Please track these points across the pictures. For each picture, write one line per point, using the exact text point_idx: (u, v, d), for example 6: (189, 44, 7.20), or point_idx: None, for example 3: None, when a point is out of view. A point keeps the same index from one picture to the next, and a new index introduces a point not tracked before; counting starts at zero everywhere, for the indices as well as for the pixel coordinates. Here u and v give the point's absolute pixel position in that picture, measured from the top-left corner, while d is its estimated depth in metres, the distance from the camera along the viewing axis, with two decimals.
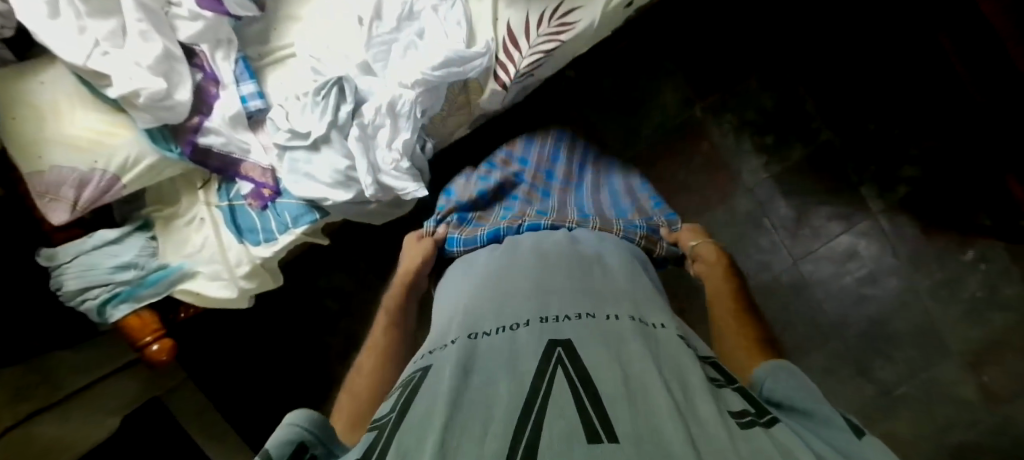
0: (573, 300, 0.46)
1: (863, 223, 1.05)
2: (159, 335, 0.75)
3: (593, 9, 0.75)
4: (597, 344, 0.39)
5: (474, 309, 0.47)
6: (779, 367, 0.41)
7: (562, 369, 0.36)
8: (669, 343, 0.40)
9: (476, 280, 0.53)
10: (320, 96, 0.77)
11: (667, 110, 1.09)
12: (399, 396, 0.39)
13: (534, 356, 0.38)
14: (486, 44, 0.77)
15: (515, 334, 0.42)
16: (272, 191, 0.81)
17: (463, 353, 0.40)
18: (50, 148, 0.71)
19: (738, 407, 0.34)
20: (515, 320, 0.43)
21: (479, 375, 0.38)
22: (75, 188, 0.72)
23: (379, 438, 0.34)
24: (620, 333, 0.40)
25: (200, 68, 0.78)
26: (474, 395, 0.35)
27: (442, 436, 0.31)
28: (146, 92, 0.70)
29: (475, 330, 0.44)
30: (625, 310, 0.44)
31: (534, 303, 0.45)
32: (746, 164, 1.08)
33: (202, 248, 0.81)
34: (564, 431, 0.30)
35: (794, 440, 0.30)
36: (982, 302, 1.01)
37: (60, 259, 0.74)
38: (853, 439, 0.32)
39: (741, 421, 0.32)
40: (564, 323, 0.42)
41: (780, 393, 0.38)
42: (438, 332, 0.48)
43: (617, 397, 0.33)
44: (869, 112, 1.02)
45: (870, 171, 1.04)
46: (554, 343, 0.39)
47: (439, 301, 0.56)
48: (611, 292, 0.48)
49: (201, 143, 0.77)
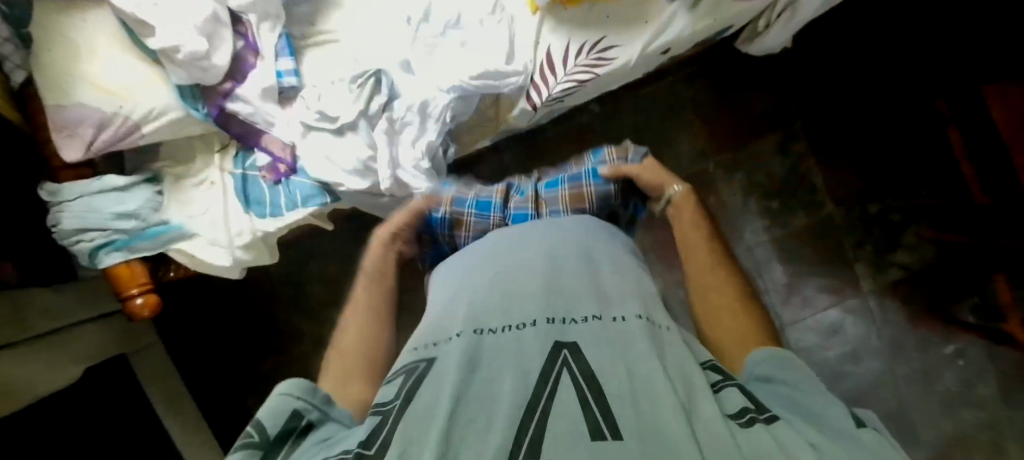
0: (582, 299, 0.45)
1: (852, 300, 1.08)
2: (145, 289, 0.74)
3: (632, 49, 0.77)
4: (603, 346, 0.39)
5: (478, 298, 0.47)
6: (778, 352, 0.41)
7: (567, 371, 0.36)
8: (675, 347, 0.41)
9: (484, 265, 0.53)
10: (356, 84, 0.80)
11: (682, 160, 1.11)
12: (404, 383, 0.40)
13: (538, 355, 0.38)
14: (525, 65, 0.79)
15: (521, 330, 0.41)
16: (288, 168, 0.81)
17: (467, 347, 0.40)
18: (78, 85, 0.71)
19: (738, 405, 0.35)
20: (521, 318, 0.43)
21: (483, 371, 0.38)
22: (94, 128, 0.71)
23: (379, 427, 0.36)
24: (628, 334, 0.40)
25: (242, 36, 0.79)
26: (477, 391, 0.36)
27: (445, 432, 0.32)
28: (186, 50, 0.71)
29: (480, 326, 0.43)
30: (634, 307, 0.44)
31: (542, 295, 0.45)
32: (749, 224, 1.10)
33: (205, 212, 0.80)
34: (569, 429, 0.31)
35: (795, 438, 0.31)
36: (954, 396, 1.03)
37: (62, 196, 0.72)
38: (851, 426, 0.33)
39: (742, 419, 0.33)
40: (572, 325, 0.42)
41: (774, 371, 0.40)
42: (442, 319, 0.48)
43: (621, 399, 0.34)
44: (872, 195, 1.06)
45: (866, 251, 1.07)
46: (560, 345, 0.39)
47: (446, 278, 0.57)
48: (621, 291, 0.47)
49: (229, 108, 0.78)
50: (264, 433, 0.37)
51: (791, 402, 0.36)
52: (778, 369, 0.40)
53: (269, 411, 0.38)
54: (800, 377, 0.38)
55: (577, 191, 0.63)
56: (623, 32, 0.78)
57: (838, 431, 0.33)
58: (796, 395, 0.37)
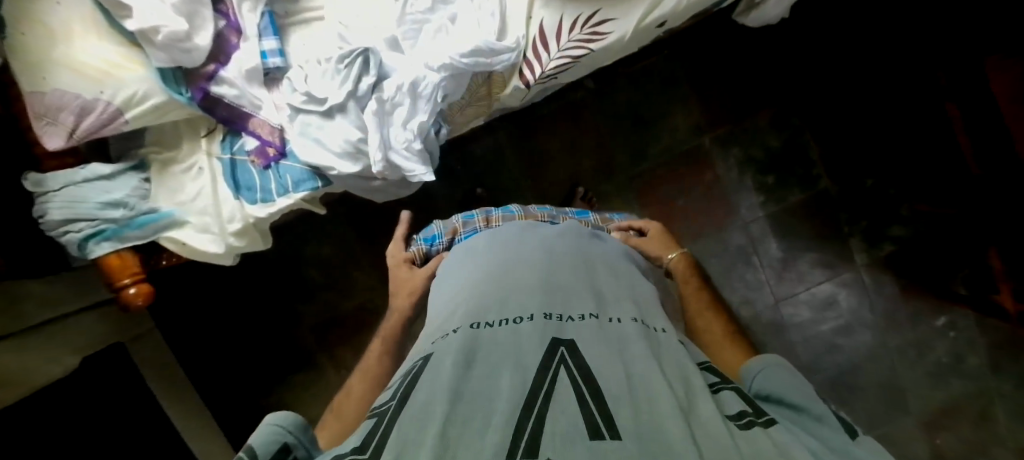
0: (580, 298, 0.46)
1: (846, 274, 1.08)
2: (137, 279, 0.74)
3: (629, 21, 0.75)
4: (600, 344, 0.40)
5: (475, 299, 0.48)
6: (775, 363, 0.42)
7: (564, 369, 0.37)
8: (670, 346, 0.41)
9: (482, 267, 0.54)
10: (343, 64, 0.76)
11: (678, 135, 1.10)
12: (402, 384, 0.40)
13: (537, 353, 0.39)
14: (518, 41, 0.77)
15: (519, 327, 0.43)
16: (277, 152, 0.79)
17: (465, 345, 0.41)
18: (55, 70, 0.68)
19: (737, 408, 0.35)
20: (518, 314, 0.44)
21: (481, 367, 0.39)
22: (75, 115, 0.69)
23: (378, 428, 0.36)
24: (624, 335, 0.42)
25: (224, 15, 0.77)
26: (475, 387, 0.37)
27: (444, 428, 0.32)
28: (166, 31, 0.69)
29: (479, 320, 0.45)
30: (628, 311, 0.46)
31: (538, 296, 0.46)
32: (745, 199, 1.10)
33: (194, 199, 0.79)
34: (567, 425, 0.32)
35: (791, 440, 0.32)
36: (945, 367, 1.05)
37: (47, 186, 0.71)
38: (845, 437, 0.33)
39: (740, 422, 0.33)
40: (568, 323, 0.43)
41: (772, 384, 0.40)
42: (441, 321, 0.49)
43: (620, 398, 0.34)
44: (867, 168, 1.05)
45: (861, 224, 1.07)
46: (558, 341, 0.40)
47: (444, 280, 0.58)
48: (617, 294, 0.48)
49: (213, 91, 0.76)
50: None
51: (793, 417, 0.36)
52: (778, 384, 0.40)
53: (262, 441, 0.36)
54: (802, 391, 0.38)
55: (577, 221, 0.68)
56: (619, 6, 0.76)
57: (836, 448, 0.33)
58: (795, 413, 0.36)
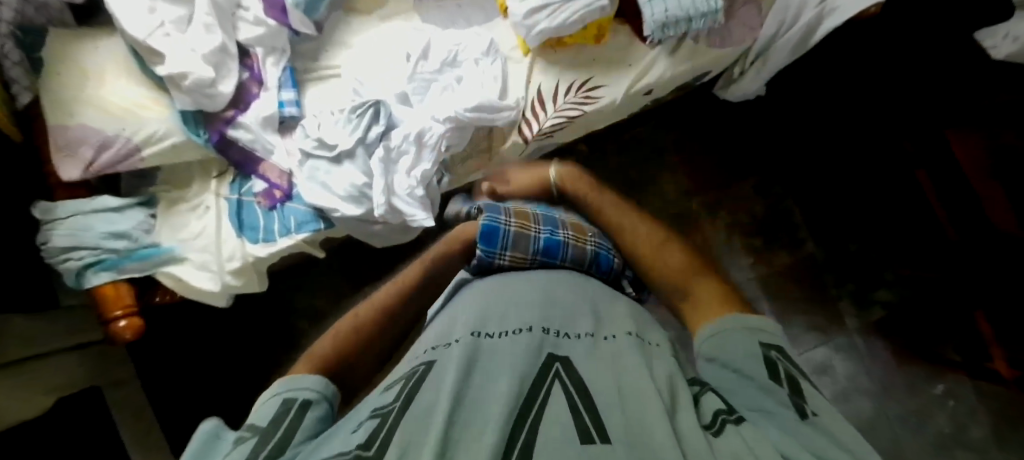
0: (577, 317, 0.47)
1: (838, 338, 1.09)
2: (129, 311, 0.73)
3: (618, 89, 0.84)
4: (596, 363, 0.40)
5: (473, 313, 0.47)
6: (733, 325, 0.42)
7: (559, 383, 0.37)
8: (664, 360, 0.42)
9: (481, 285, 0.53)
10: (355, 115, 0.83)
11: (668, 198, 1.15)
12: (401, 383, 0.39)
13: (535, 364, 0.39)
14: (518, 100, 0.84)
15: (517, 337, 0.42)
16: (283, 194, 0.83)
17: (466, 351, 0.40)
18: (83, 107, 0.73)
19: (712, 409, 0.36)
20: (517, 327, 0.44)
21: (481, 372, 0.38)
22: (94, 149, 0.73)
23: (383, 421, 0.33)
24: (620, 349, 0.42)
25: (249, 67, 0.84)
26: (476, 392, 0.36)
27: (445, 434, 0.31)
28: (193, 77, 0.74)
29: (479, 330, 0.44)
30: (624, 327, 0.46)
31: (536, 312, 0.46)
32: (735, 262, 1.12)
33: (198, 236, 0.80)
34: (559, 437, 0.32)
35: (765, 435, 0.32)
36: (948, 438, 1.02)
37: (55, 214, 0.73)
38: (798, 423, 0.33)
39: (713, 429, 0.34)
40: (564, 339, 0.43)
41: (725, 349, 0.40)
42: (440, 327, 0.48)
43: (613, 411, 0.34)
44: (849, 234, 1.11)
45: (848, 288, 1.10)
46: (554, 357, 0.41)
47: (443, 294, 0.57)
48: (612, 313, 0.49)
49: (229, 134, 0.80)
50: (253, 429, 0.33)
51: (743, 377, 0.38)
52: (724, 339, 0.41)
53: (257, 411, 0.35)
54: (745, 346, 0.40)
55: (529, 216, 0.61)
56: (609, 74, 0.85)
57: (796, 431, 0.33)
58: (747, 387, 0.37)
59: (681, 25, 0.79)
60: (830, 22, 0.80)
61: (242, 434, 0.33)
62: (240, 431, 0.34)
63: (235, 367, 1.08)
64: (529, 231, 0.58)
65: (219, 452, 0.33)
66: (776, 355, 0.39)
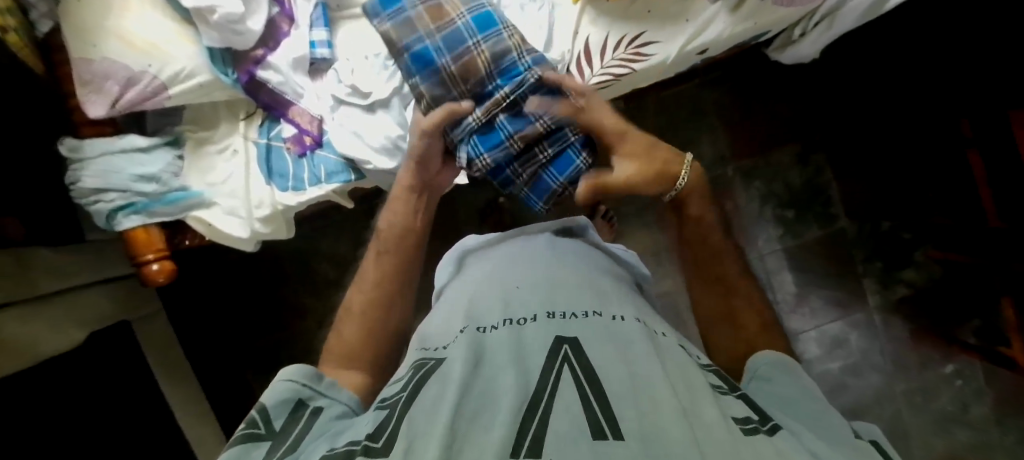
0: (583, 301, 0.49)
1: (858, 315, 1.10)
2: (161, 255, 0.73)
3: (671, 46, 0.78)
4: (603, 342, 0.42)
5: (480, 305, 0.51)
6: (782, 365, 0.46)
7: (568, 364, 0.39)
8: (671, 349, 0.44)
9: (490, 273, 0.57)
10: (392, 61, 0.76)
11: (702, 163, 1.10)
12: (411, 379, 0.42)
13: (542, 353, 0.41)
14: (562, 55, 0.80)
15: (523, 328, 0.45)
16: (313, 141, 0.79)
17: (470, 346, 0.43)
18: (102, 37, 0.68)
19: (743, 414, 0.37)
20: (523, 315, 0.47)
21: (487, 367, 0.41)
22: (120, 85, 0.69)
23: (387, 420, 0.37)
24: (625, 333, 0.44)
25: (279, 2, 0.76)
26: (481, 386, 0.39)
27: (450, 425, 0.34)
28: (222, 11, 0.68)
29: (482, 324, 0.47)
30: (630, 312, 0.48)
31: (544, 299, 0.49)
32: (764, 231, 1.10)
33: (225, 181, 0.78)
34: (570, 425, 0.33)
35: (792, 447, 0.34)
36: (949, 415, 1.07)
37: (83, 153, 0.70)
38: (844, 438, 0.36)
39: (746, 428, 0.35)
40: (571, 321, 0.46)
41: (773, 372, 0.46)
42: (449, 320, 0.52)
43: (623, 395, 0.36)
44: (886, 211, 1.08)
45: (876, 265, 1.09)
46: (562, 340, 0.42)
47: (454, 286, 0.61)
48: (619, 296, 0.51)
49: (259, 76, 0.76)
50: (271, 426, 0.42)
51: (792, 409, 0.41)
52: (776, 372, 0.45)
53: (273, 395, 0.44)
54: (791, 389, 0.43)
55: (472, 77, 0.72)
56: (664, 29, 0.79)
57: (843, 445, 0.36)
58: (799, 402, 0.42)
59: None
60: None
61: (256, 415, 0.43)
62: (255, 412, 0.43)
63: None
64: (451, 89, 0.73)
65: (238, 431, 0.42)
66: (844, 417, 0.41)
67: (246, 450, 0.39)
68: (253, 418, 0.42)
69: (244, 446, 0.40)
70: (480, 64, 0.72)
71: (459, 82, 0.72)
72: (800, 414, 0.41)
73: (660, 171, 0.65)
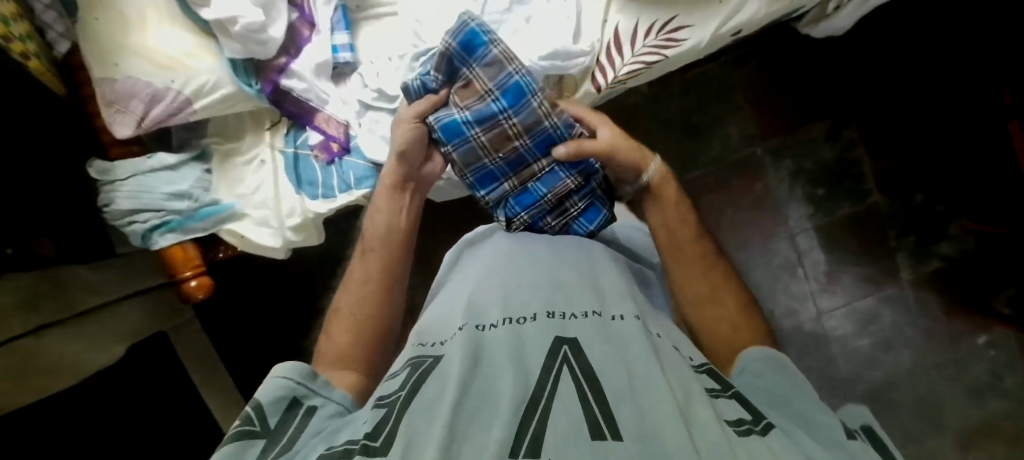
0: (582, 298, 0.48)
1: (890, 290, 1.09)
2: (199, 272, 0.73)
3: (705, 30, 0.76)
4: (602, 344, 0.41)
5: (478, 302, 0.50)
6: (772, 362, 0.46)
7: (567, 368, 0.38)
8: (669, 350, 0.43)
9: (486, 270, 0.56)
10: (419, 62, 0.73)
11: (730, 143, 1.08)
12: (410, 377, 0.41)
13: (541, 353, 0.40)
14: (592, 45, 0.77)
15: (521, 328, 0.44)
16: (341, 147, 0.78)
17: (470, 344, 0.42)
18: (126, 56, 0.67)
19: (736, 416, 0.37)
20: (522, 314, 0.46)
21: (486, 366, 0.40)
22: (145, 103, 0.68)
23: (386, 418, 0.37)
24: (623, 332, 0.43)
25: (298, 7, 0.74)
26: (480, 386, 0.38)
27: (449, 427, 0.33)
28: (243, 21, 0.66)
29: (480, 323, 0.46)
30: (629, 309, 0.47)
31: (542, 298, 0.48)
32: (793, 209, 1.09)
33: (255, 192, 0.77)
34: (567, 427, 0.32)
35: (788, 449, 0.33)
36: (984, 385, 1.07)
37: (114, 175, 0.69)
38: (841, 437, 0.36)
39: (740, 429, 0.35)
40: (570, 321, 0.45)
41: (763, 374, 0.45)
42: (447, 318, 0.51)
43: (620, 398, 0.35)
44: (919, 184, 1.05)
45: (909, 240, 1.07)
46: (561, 341, 0.41)
47: (451, 283, 0.60)
48: (618, 293, 0.50)
49: (282, 85, 0.74)
50: (266, 423, 0.41)
51: (787, 406, 0.41)
52: (765, 369, 0.45)
53: (269, 392, 0.43)
54: (785, 382, 0.43)
55: (497, 136, 0.66)
56: (696, 13, 0.76)
57: (840, 447, 0.35)
58: (791, 398, 0.41)
59: None
60: None
61: (249, 411, 0.42)
62: (250, 408, 0.42)
63: (288, 311, 1.11)
64: (485, 158, 0.67)
65: (233, 427, 0.41)
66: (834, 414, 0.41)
67: (242, 447, 0.39)
68: (248, 415, 0.42)
69: (240, 442, 0.39)
70: (512, 136, 0.65)
71: (492, 153, 0.66)
72: (787, 412, 0.40)
73: (638, 154, 0.63)
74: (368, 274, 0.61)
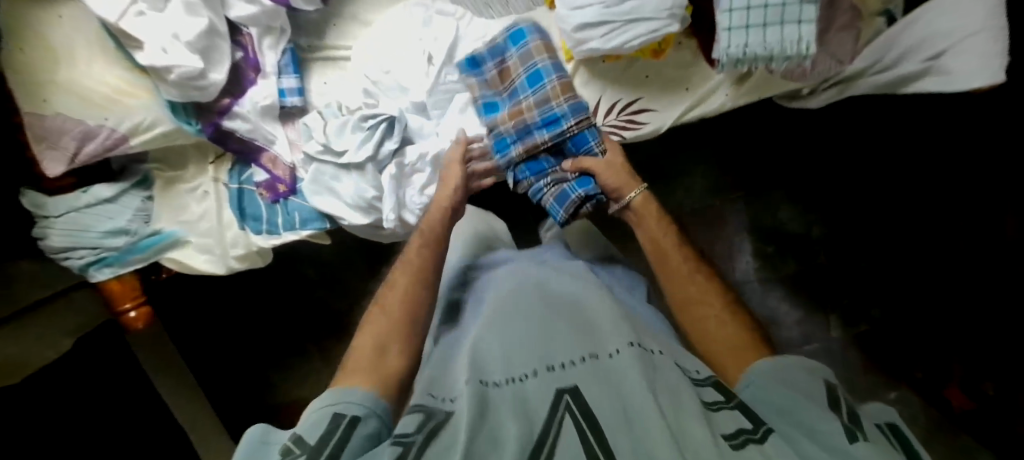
0: (579, 339, 0.45)
1: (819, 343, 1.09)
2: (139, 303, 0.75)
3: (668, 116, 0.73)
4: (601, 384, 0.40)
5: (479, 352, 0.47)
6: (784, 363, 0.46)
7: (569, 418, 0.37)
8: (667, 367, 0.42)
9: (487, 313, 0.53)
10: (366, 125, 0.72)
11: (693, 191, 1.12)
12: (416, 430, 0.39)
13: (545, 409, 0.38)
14: None
15: (523, 385, 0.42)
16: (287, 188, 0.77)
17: (474, 401, 0.39)
18: (60, 92, 0.63)
19: (735, 427, 0.38)
20: (523, 369, 0.43)
21: (494, 421, 0.38)
22: (77, 139, 0.65)
23: None
24: (619, 365, 0.41)
25: (243, 49, 0.71)
26: (486, 442, 0.36)
27: None
28: (180, 71, 0.62)
29: (483, 377, 0.43)
30: (625, 333, 0.45)
31: (539, 345, 0.45)
32: (741, 260, 1.12)
33: (199, 220, 0.77)
34: None
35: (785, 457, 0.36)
36: None
37: (47, 211, 0.68)
38: (842, 442, 0.37)
39: (736, 441, 0.36)
40: (570, 368, 0.42)
41: (777, 378, 0.45)
42: (451, 370, 0.48)
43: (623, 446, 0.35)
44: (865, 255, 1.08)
45: (843, 302, 1.09)
46: (562, 389, 0.40)
47: (467, 320, 0.57)
48: (610, 320, 0.47)
49: (225, 126, 0.72)
50: (304, 446, 0.39)
51: (792, 414, 0.41)
52: (775, 376, 0.45)
53: (306, 423, 0.41)
54: (795, 393, 0.42)
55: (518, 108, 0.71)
56: (660, 97, 0.74)
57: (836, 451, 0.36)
58: (796, 409, 0.41)
59: (759, 61, 0.64)
60: (930, 84, 0.67)
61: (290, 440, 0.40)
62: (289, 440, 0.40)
63: None
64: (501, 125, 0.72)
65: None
66: (834, 395, 0.43)
67: None
68: (287, 448, 0.39)
69: None
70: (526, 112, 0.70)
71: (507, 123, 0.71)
72: (791, 417, 0.40)
73: (626, 178, 0.68)
74: (421, 261, 0.59)
